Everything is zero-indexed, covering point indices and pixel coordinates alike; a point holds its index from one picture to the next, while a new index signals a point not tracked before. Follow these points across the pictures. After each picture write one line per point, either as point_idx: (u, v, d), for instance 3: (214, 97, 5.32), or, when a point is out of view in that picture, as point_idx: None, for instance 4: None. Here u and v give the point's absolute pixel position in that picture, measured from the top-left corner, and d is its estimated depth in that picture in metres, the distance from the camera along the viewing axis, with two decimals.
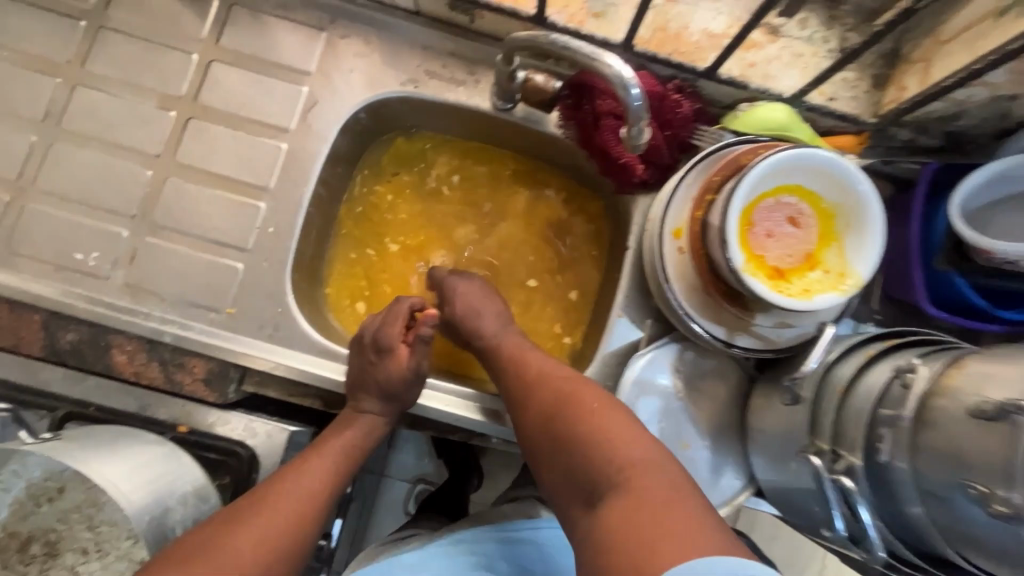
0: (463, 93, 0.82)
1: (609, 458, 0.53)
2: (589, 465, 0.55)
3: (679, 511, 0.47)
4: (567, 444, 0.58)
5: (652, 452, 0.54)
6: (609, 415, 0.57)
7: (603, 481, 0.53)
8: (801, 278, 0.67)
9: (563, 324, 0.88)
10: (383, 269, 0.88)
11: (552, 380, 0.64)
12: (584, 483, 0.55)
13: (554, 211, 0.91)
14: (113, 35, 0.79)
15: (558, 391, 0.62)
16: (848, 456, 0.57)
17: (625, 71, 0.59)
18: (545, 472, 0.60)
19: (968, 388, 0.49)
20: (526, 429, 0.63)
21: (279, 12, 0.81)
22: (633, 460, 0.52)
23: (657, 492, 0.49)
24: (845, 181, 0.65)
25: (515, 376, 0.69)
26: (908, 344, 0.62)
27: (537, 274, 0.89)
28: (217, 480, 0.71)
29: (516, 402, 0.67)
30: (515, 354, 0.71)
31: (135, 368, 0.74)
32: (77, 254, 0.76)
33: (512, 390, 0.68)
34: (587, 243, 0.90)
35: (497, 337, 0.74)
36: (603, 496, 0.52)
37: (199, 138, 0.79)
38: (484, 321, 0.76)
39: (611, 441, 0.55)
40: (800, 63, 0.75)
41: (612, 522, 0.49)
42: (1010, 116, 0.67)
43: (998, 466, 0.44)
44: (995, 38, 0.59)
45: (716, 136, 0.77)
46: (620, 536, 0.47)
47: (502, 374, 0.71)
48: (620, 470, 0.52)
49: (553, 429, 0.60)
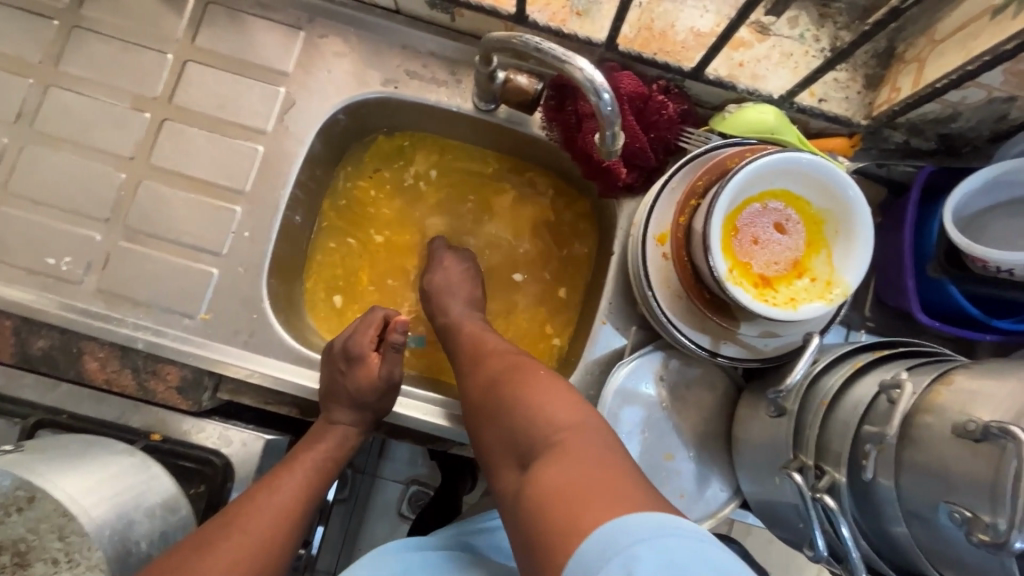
0: (444, 93, 0.80)
1: (546, 423, 0.52)
2: (525, 433, 0.53)
3: (608, 470, 0.46)
4: (506, 415, 0.56)
5: (585, 415, 0.52)
6: (548, 384, 0.56)
7: (538, 446, 0.51)
8: (788, 287, 0.65)
9: (552, 323, 0.87)
10: (365, 270, 0.87)
11: (498, 361, 0.63)
12: (519, 446, 0.53)
13: (540, 209, 0.88)
14: (87, 34, 0.78)
15: (503, 368, 0.62)
16: (832, 473, 0.55)
17: (596, 75, 0.58)
18: (485, 447, 0.58)
19: (955, 405, 0.47)
20: (472, 406, 0.62)
21: (256, 10, 0.79)
22: (569, 424, 0.51)
23: (589, 453, 0.48)
24: (834, 187, 0.63)
25: (469, 361, 0.68)
26: (897, 355, 0.60)
27: (523, 277, 0.88)
28: (191, 489, 0.69)
29: (467, 379, 0.66)
30: (473, 337, 0.71)
31: (107, 375, 0.73)
32: (50, 259, 0.75)
33: (464, 369, 0.68)
34: (573, 242, 0.88)
35: (459, 320, 0.75)
36: (535, 457, 0.51)
37: (174, 140, 0.77)
38: (453, 303, 0.77)
39: (548, 406, 0.53)
40: (790, 63, 0.73)
41: (542, 483, 0.47)
42: (1006, 119, 0.64)
43: (985, 491, 0.43)
44: (989, 38, 0.57)
45: (704, 138, 0.74)
46: (545, 497, 0.46)
47: (459, 356, 0.71)
48: (555, 433, 0.51)
49: (496, 401, 0.59)
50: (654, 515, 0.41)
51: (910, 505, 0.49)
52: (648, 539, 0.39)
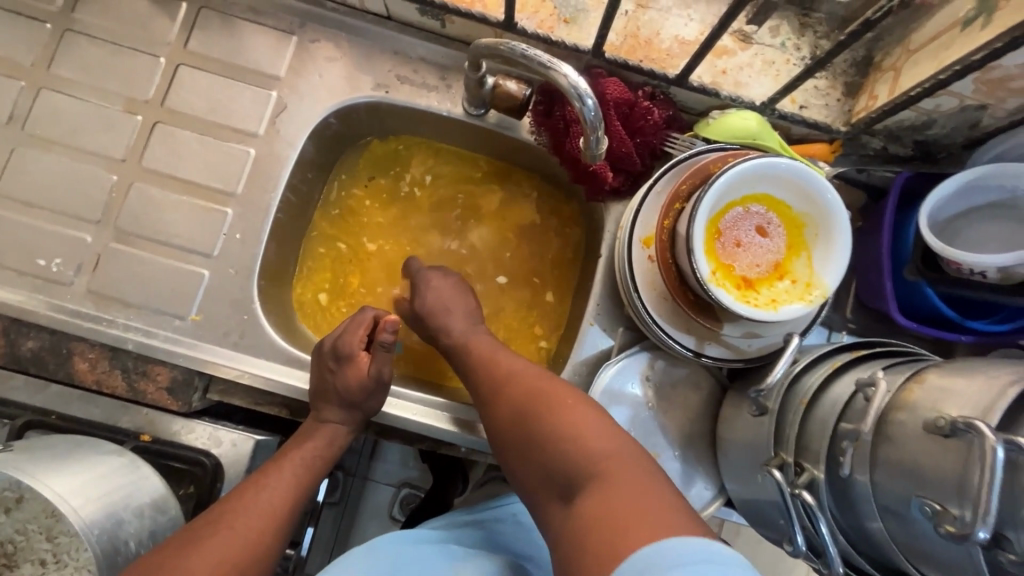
0: (435, 98, 0.81)
1: (583, 453, 0.54)
2: (563, 463, 0.55)
3: (649, 500, 0.48)
4: (540, 444, 0.58)
5: (619, 444, 0.54)
6: (579, 411, 0.58)
7: (577, 477, 0.53)
8: (769, 288, 0.66)
9: (541, 326, 0.88)
10: (355, 273, 0.88)
11: (523, 384, 0.64)
12: (558, 479, 0.55)
13: (528, 212, 0.90)
14: (79, 37, 0.78)
15: (528, 391, 0.63)
16: (811, 469, 0.57)
17: (580, 82, 0.59)
18: (521, 476, 0.60)
19: (927, 403, 0.48)
20: (499, 434, 0.64)
21: (248, 15, 0.80)
22: (607, 454, 0.53)
23: (629, 484, 0.50)
24: (813, 191, 0.64)
25: (491, 381, 0.68)
26: (875, 355, 0.61)
27: (511, 280, 0.89)
28: (182, 489, 0.70)
29: (487, 404, 0.67)
30: (485, 353, 0.71)
31: (97, 376, 0.73)
32: (40, 260, 0.75)
33: (482, 390, 0.68)
34: (562, 244, 0.89)
35: (465, 338, 0.75)
36: (577, 490, 0.52)
37: (166, 143, 0.78)
38: (453, 320, 0.76)
39: (583, 436, 0.55)
40: (772, 70, 0.75)
41: (588, 515, 0.49)
42: (978, 126, 0.66)
43: (953, 484, 0.44)
44: (960, 48, 0.59)
45: (688, 144, 0.76)
46: (594, 533, 0.47)
47: (472, 372, 0.72)
48: (594, 465, 0.52)
49: (526, 429, 0.60)
50: (697, 540, 0.42)
51: (885, 499, 0.50)
52: (689, 561, 0.40)
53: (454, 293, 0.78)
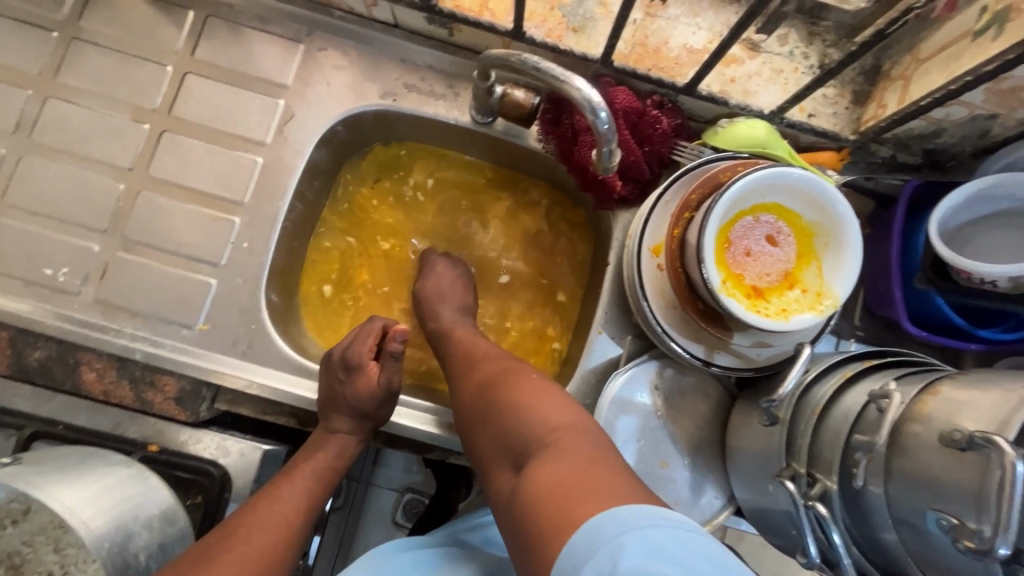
0: (442, 107, 0.81)
1: (537, 422, 0.53)
2: (517, 433, 0.55)
3: (599, 467, 0.47)
4: (497, 416, 0.58)
5: (576, 416, 0.54)
6: (538, 385, 0.58)
7: (530, 446, 0.53)
8: (779, 298, 0.66)
9: (553, 328, 0.88)
10: (364, 279, 0.88)
11: (490, 365, 0.64)
12: (512, 448, 0.55)
13: (536, 215, 0.90)
14: (86, 46, 0.78)
15: (494, 371, 0.63)
16: (824, 480, 0.56)
17: (594, 94, 0.59)
18: (479, 451, 0.60)
19: (943, 416, 0.48)
20: (462, 411, 0.63)
21: (256, 23, 0.80)
22: (562, 423, 0.53)
23: (581, 452, 0.49)
24: (823, 201, 0.64)
25: (462, 365, 0.68)
26: (886, 365, 0.61)
27: (519, 286, 0.89)
28: (188, 500, 0.69)
29: (457, 382, 0.67)
30: (466, 340, 0.72)
31: (105, 386, 0.73)
32: (47, 269, 0.75)
33: (455, 372, 0.69)
34: (570, 247, 0.89)
35: (451, 325, 0.76)
36: (529, 457, 0.52)
37: (173, 151, 0.78)
38: (443, 308, 0.78)
39: (539, 406, 0.55)
40: (780, 79, 0.75)
41: (537, 482, 0.48)
42: (988, 135, 0.66)
43: (971, 498, 0.44)
44: (970, 59, 0.59)
45: (697, 152, 0.76)
46: (541, 498, 0.47)
47: (450, 357, 0.72)
48: (547, 433, 0.52)
49: (487, 403, 0.60)
50: (645, 507, 0.43)
51: (899, 511, 0.50)
52: (635, 527, 0.41)
53: (454, 283, 0.81)
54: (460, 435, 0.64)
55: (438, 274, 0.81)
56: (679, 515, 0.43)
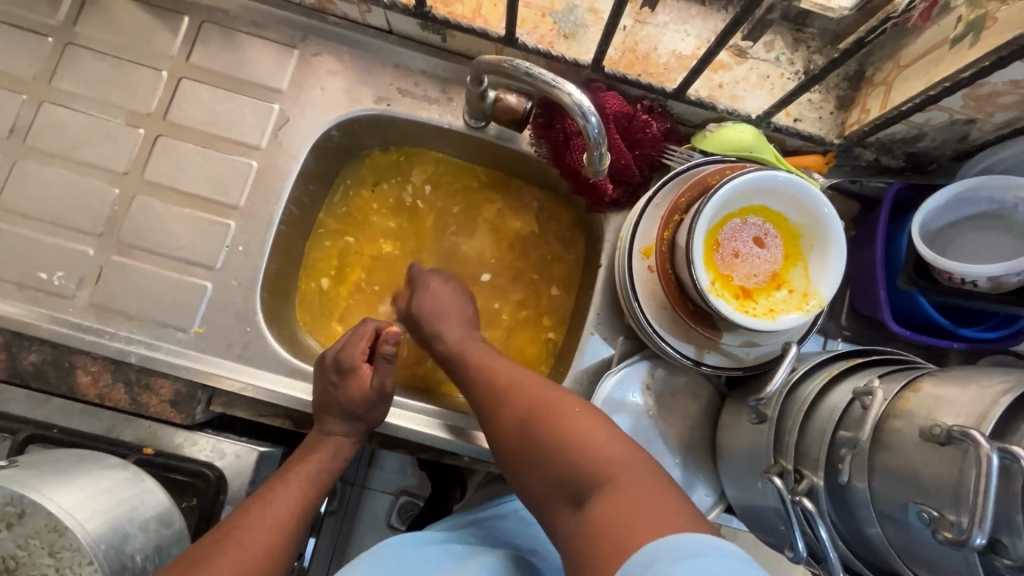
0: (436, 111, 0.82)
1: (591, 460, 0.54)
2: (569, 469, 0.55)
3: (656, 501, 0.48)
4: (545, 452, 0.58)
5: (626, 452, 0.55)
6: (584, 418, 0.58)
7: (585, 483, 0.53)
8: (767, 298, 0.68)
9: (547, 322, 0.89)
10: (359, 280, 0.89)
11: (526, 394, 0.64)
12: (567, 487, 0.55)
13: (528, 214, 0.91)
14: (81, 51, 0.78)
15: (532, 401, 0.63)
16: (811, 476, 0.58)
17: (584, 100, 0.60)
18: (528, 487, 0.60)
19: (924, 412, 0.50)
20: (502, 443, 0.64)
21: (251, 29, 0.81)
22: (614, 460, 0.54)
23: (638, 487, 0.50)
24: (808, 203, 0.66)
25: (489, 393, 0.68)
26: (870, 363, 0.63)
27: (512, 284, 0.90)
28: (184, 502, 0.70)
29: (489, 413, 0.67)
30: (483, 361, 0.72)
31: (100, 390, 0.73)
32: (42, 273, 0.75)
33: (481, 403, 0.68)
34: (563, 244, 0.91)
35: (460, 345, 0.76)
36: (587, 496, 0.52)
37: (168, 155, 0.78)
38: (448, 328, 0.77)
39: (589, 442, 0.56)
40: (766, 85, 0.76)
41: (596, 520, 0.49)
42: (967, 139, 0.68)
43: (951, 491, 0.45)
44: (948, 66, 0.61)
45: (686, 156, 0.78)
46: (604, 537, 0.47)
47: (468, 384, 0.72)
48: (601, 470, 0.53)
49: (530, 438, 0.60)
50: (704, 537, 0.43)
51: (883, 505, 0.52)
52: (692, 555, 0.41)
53: (450, 299, 0.80)
54: (502, 469, 0.65)
55: (433, 292, 0.80)
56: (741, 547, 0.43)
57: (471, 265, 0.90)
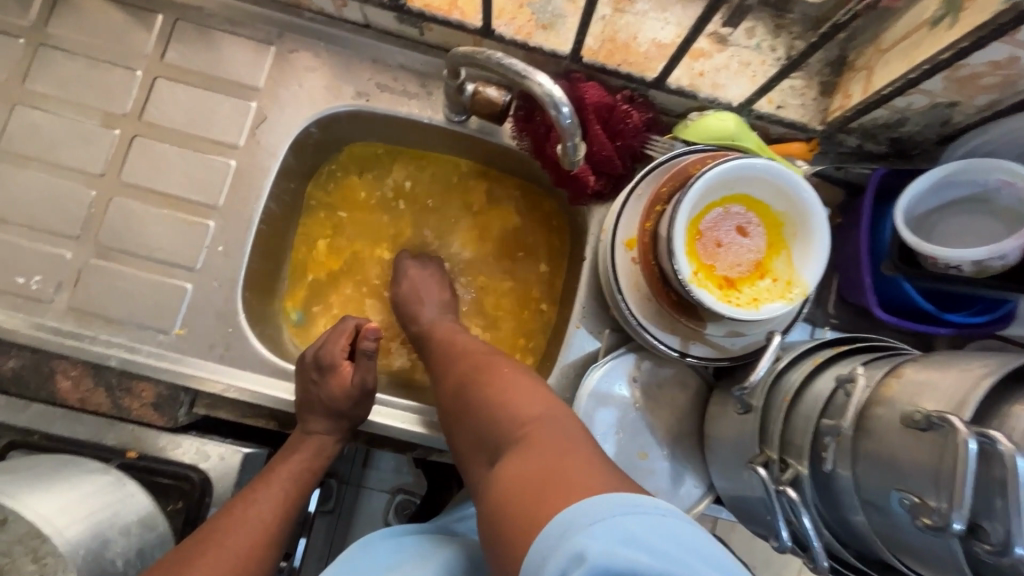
0: (415, 106, 0.81)
1: (511, 417, 0.55)
2: (493, 429, 0.56)
3: (567, 457, 0.48)
4: (475, 414, 0.59)
5: (550, 409, 0.55)
6: (512, 381, 0.59)
7: (504, 441, 0.54)
8: (751, 287, 0.67)
9: (540, 291, 0.89)
10: (349, 270, 0.88)
11: (469, 362, 0.66)
12: (490, 444, 0.56)
13: (512, 193, 0.90)
14: (54, 52, 0.77)
15: (469, 369, 0.65)
16: (796, 465, 0.57)
17: (556, 90, 0.60)
18: (460, 448, 0.61)
19: (905, 398, 0.49)
20: (445, 409, 0.65)
21: (226, 26, 0.79)
22: (531, 417, 0.54)
23: (551, 443, 0.50)
24: (790, 191, 0.65)
25: (441, 364, 0.71)
26: (855, 351, 0.63)
27: (501, 263, 0.90)
28: (169, 505, 0.69)
29: (438, 382, 0.69)
30: (445, 338, 0.74)
31: (81, 395, 0.72)
32: (20, 278, 0.74)
33: (438, 369, 0.71)
34: (550, 218, 0.90)
35: (432, 324, 0.77)
36: (505, 452, 0.53)
37: (145, 156, 0.77)
38: (424, 309, 0.79)
39: (511, 401, 0.57)
40: (748, 72, 0.76)
41: (508, 478, 0.49)
42: (950, 123, 0.68)
43: (930, 477, 0.45)
44: (927, 49, 0.60)
45: (668, 146, 0.77)
46: (513, 492, 0.48)
47: (433, 357, 0.74)
48: (519, 429, 0.54)
49: (465, 403, 0.62)
50: (616, 496, 0.42)
51: (867, 493, 0.51)
52: (606, 518, 0.40)
53: (429, 281, 0.82)
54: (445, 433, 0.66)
55: (410, 276, 0.82)
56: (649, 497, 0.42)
57: (459, 251, 0.90)
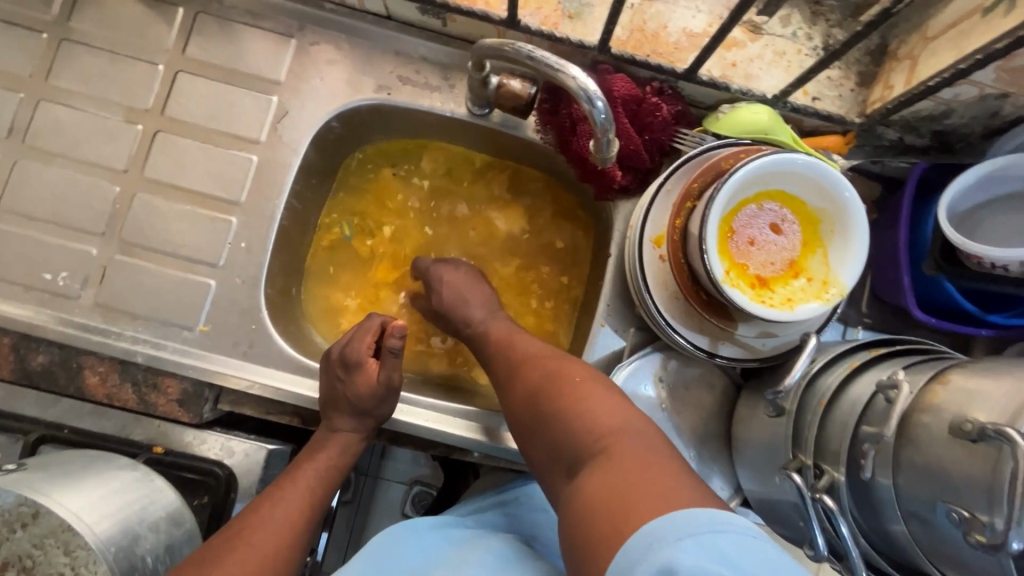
0: (438, 99, 0.80)
1: (590, 429, 0.54)
2: (571, 440, 0.55)
3: (654, 471, 0.47)
4: (549, 424, 0.58)
5: (633, 422, 0.54)
6: (589, 389, 0.57)
7: (584, 453, 0.53)
8: (784, 287, 0.65)
9: (560, 279, 0.88)
10: (368, 266, 0.88)
11: (540, 369, 0.63)
12: (568, 454, 0.55)
13: (530, 182, 0.89)
14: (76, 47, 0.77)
15: (542, 374, 0.62)
16: (831, 472, 0.56)
17: (589, 83, 0.58)
18: (532, 456, 0.61)
19: (952, 406, 0.47)
20: (514, 415, 0.64)
21: (247, 18, 0.78)
22: (614, 429, 0.53)
23: (635, 456, 0.49)
24: (830, 187, 0.63)
25: (506, 368, 0.68)
26: (895, 354, 0.60)
27: (521, 255, 0.88)
28: (195, 500, 0.70)
29: (505, 388, 0.67)
30: (504, 338, 0.72)
31: (108, 391, 0.73)
32: (47, 274, 0.75)
33: (500, 374, 0.69)
34: (567, 206, 0.89)
35: (484, 326, 0.76)
36: (585, 464, 0.52)
37: (167, 152, 0.77)
38: (472, 310, 0.77)
39: (591, 411, 0.55)
40: (783, 62, 0.73)
41: (591, 488, 0.49)
42: (999, 115, 0.65)
43: (982, 489, 0.43)
44: (979, 37, 0.57)
45: (698, 139, 0.74)
46: (596, 506, 0.47)
47: (490, 358, 0.72)
48: (600, 440, 0.52)
49: (537, 412, 0.60)
50: (703, 511, 0.42)
51: (910, 504, 0.50)
52: (696, 534, 0.40)
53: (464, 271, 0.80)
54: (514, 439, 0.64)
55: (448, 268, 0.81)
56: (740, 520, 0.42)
57: (478, 245, 0.89)
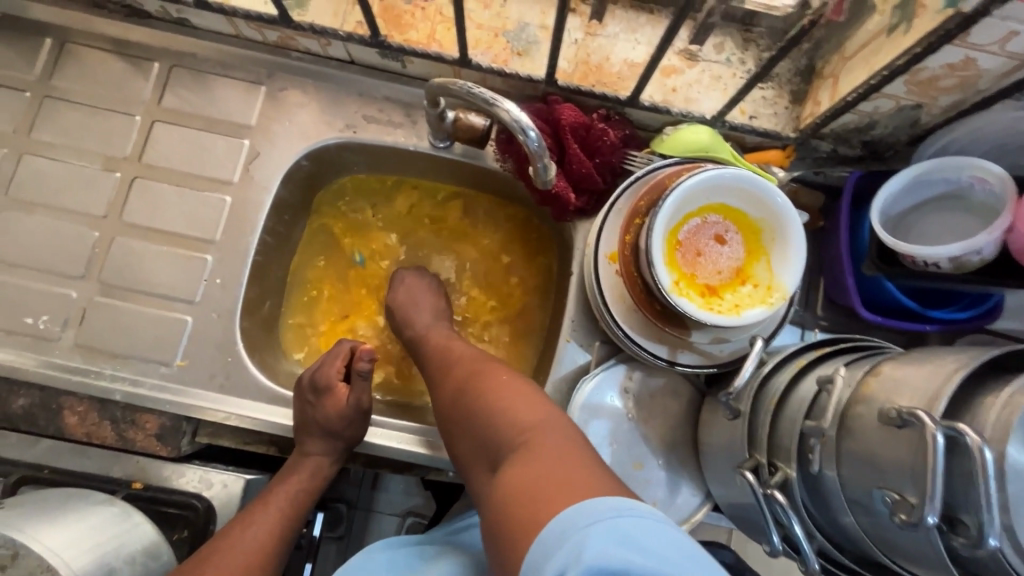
0: (401, 135, 0.84)
1: (509, 425, 0.56)
2: (494, 437, 0.57)
3: (568, 463, 0.50)
4: (474, 424, 0.61)
5: (550, 416, 0.57)
6: (511, 385, 0.61)
7: (504, 448, 0.56)
8: (732, 294, 0.68)
9: (529, 297, 0.91)
10: (345, 295, 0.91)
11: (468, 370, 0.67)
12: (489, 450, 0.58)
13: (491, 209, 0.93)
14: (58, 102, 0.82)
15: (467, 374, 0.66)
16: (784, 468, 0.58)
17: (521, 116, 0.63)
18: (459, 454, 0.63)
19: (883, 396, 0.50)
20: (441, 415, 0.67)
21: (219, 70, 0.84)
22: (531, 423, 0.55)
23: (549, 449, 0.52)
24: (762, 197, 0.66)
25: (439, 369, 0.72)
26: (838, 352, 0.63)
27: (489, 276, 0.92)
28: (174, 535, 0.71)
29: (437, 390, 0.70)
30: (441, 343, 0.76)
31: (87, 428, 0.74)
32: (28, 318, 0.77)
33: (434, 381, 0.72)
34: (529, 227, 0.92)
35: (427, 330, 0.79)
36: (505, 459, 0.55)
37: (144, 197, 0.81)
38: (417, 312, 0.81)
39: (510, 409, 0.58)
40: (719, 85, 0.78)
41: (510, 482, 0.51)
42: (919, 123, 0.69)
43: (908, 471, 0.45)
44: (886, 54, 0.62)
45: (646, 160, 0.79)
46: (513, 500, 0.49)
47: (428, 365, 0.75)
48: (519, 436, 0.55)
49: (463, 412, 0.63)
50: (611, 499, 0.44)
51: (853, 493, 0.51)
52: (601, 520, 0.42)
53: (433, 294, 0.84)
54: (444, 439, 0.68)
55: (410, 286, 0.85)
56: (647, 506, 0.45)
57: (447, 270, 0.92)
